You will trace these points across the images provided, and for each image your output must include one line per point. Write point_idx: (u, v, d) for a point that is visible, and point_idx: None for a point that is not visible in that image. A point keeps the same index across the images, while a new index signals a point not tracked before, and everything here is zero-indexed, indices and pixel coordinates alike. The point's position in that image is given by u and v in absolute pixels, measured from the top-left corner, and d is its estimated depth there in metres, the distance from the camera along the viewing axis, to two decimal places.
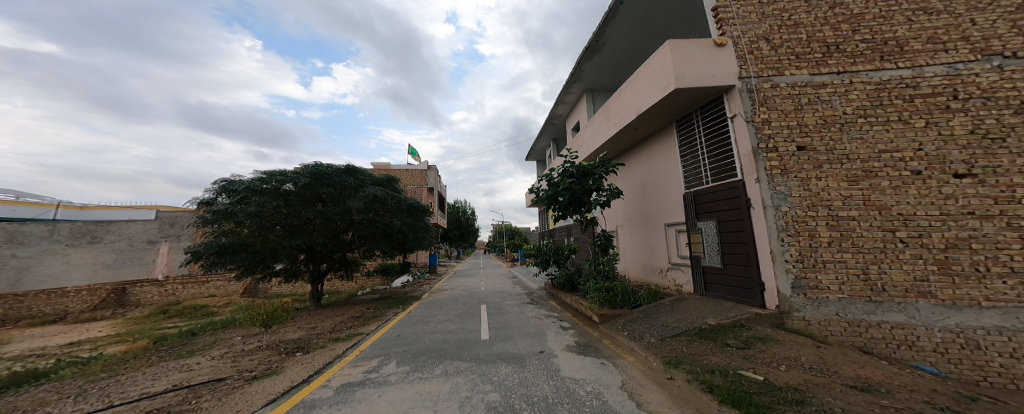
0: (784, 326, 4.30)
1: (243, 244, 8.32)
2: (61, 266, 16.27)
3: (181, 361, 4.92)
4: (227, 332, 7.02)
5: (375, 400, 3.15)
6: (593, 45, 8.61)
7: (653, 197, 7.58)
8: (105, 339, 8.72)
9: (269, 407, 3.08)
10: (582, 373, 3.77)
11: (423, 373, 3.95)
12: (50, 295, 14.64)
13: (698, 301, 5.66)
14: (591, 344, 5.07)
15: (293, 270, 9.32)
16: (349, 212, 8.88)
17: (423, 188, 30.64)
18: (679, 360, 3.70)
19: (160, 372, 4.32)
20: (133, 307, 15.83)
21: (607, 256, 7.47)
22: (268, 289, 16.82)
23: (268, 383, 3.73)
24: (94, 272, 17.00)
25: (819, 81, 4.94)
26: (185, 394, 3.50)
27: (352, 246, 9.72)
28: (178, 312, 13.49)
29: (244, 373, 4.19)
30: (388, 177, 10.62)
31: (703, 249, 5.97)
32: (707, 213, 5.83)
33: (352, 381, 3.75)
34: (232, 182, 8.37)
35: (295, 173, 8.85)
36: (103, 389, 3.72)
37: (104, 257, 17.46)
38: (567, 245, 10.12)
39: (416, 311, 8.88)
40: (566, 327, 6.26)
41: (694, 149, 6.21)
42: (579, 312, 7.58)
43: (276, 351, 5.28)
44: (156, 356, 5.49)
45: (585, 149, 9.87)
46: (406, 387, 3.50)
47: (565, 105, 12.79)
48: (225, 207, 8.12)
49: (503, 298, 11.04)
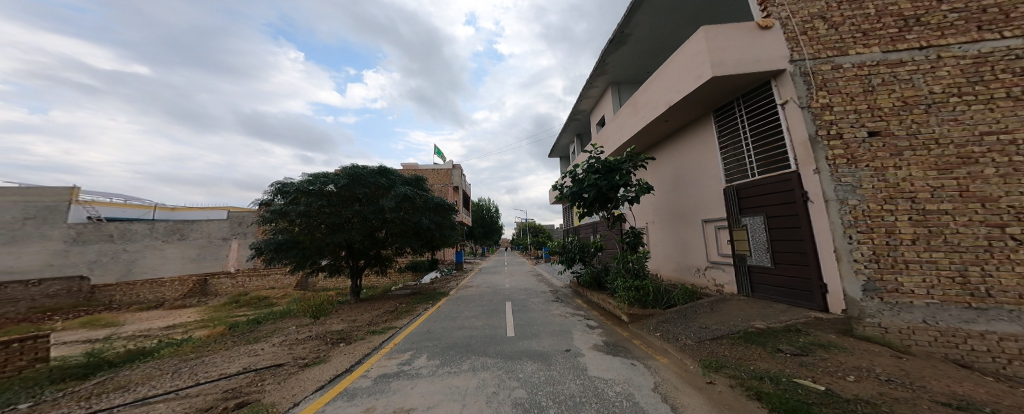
0: (853, 333, 3.84)
1: (295, 241, 8.96)
2: (158, 259, 19.17)
3: (250, 346, 5.37)
4: (285, 321, 7.61)
5: (409, 392, 3.25)
6: (617, 37, 8.36)
7: (687, 193, 7.29)
8: (190, 324, 9.92)
9: (317, 394, 3.26)
10: (610, 372, 3.69)
11: (452, 367, 4.04)
12: (152, 283, 16.96)
13: (743, 303, 5.34)
14: (620, 343, 4.97)
15: (336, 266, 9.94)
16: (383, 210, 9.21)
17: (449, 186, 31.47)
18: (719, 363, 3.51)
19: (234, 355, 4.76)
20: (214, 296, 17.48)
21: (636, 254, 7.15)
22: (314, 284, 18.00)
23: (317, 371, 3.97)
24: (182, 265, 19.60)
25: (896, 58, 4.42)
26: (253, 376, 3.83)
27: (386, 244, 10.10)
28: (245, 301, 14.81)
29: (298, 360, 4.49)
30: (416, 177, 10.88)
31: (749, 247, 5.62)
32: (754, 208, 5.47)
33: (388, 372, 3.89)
34: (286, 184, 8.93)
35: (335, 174, 9.33)
36: (192, 368, 4.15)
37: (190, 252, 19.95)
38: (592, 242, 9.86)
39: (445, 306, 9.08)
40: (592, 326, 6.16)
41: (736, 140, 5.86)
42: (608, 310, 7.43)
43: (323, 340, 5.64)
44: (231, 340, 6.05)
45: (610, 144, 9.64)
46: (436, 380, 3.59)
47: (589, 100, 12.57)
48: (278, 208, 8.67)
49: (531, 295, 11.06)
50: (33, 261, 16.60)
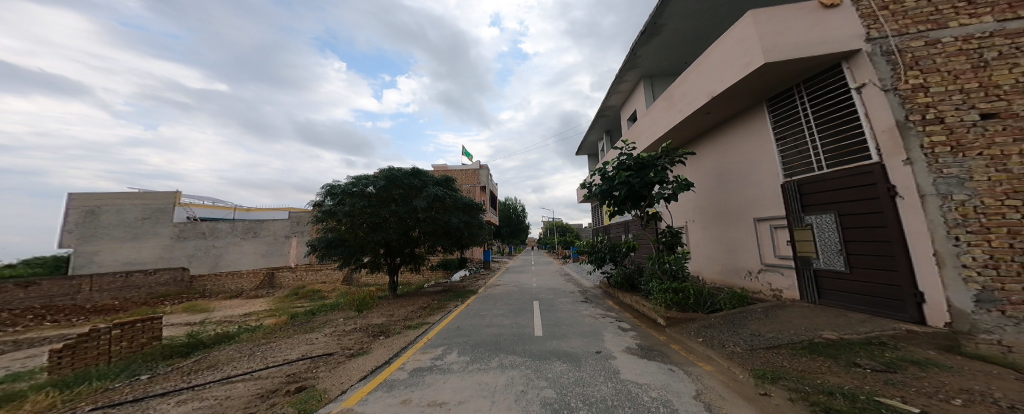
0: (961, 351, 3.31)
1: (342, 239, 9.63)
2: (238, 254, 22.18)
3: (304, 335, 5.80)
4: (334, 313, 8.15)
5: (441, 386, 3.33)
6: (649, 29, 8.02)
7: (736, 190, 6.79)
8: (261, 313, 11.23)
9: (362, 383, 3.47)
10: (644, 377, 3.52)
11: (482, 364, 4.07)
12: (233, 275, 19.72)
13: (808, 311, 4.86)
14: (656, 347, 4.75)
15: (376, 264, 10.27)
16: (416, 211, 9.63)
17: (478, 186, 31.96)
18: (775, 375, 3.23)
19: (296, 342, 5.29)
20: (278, 288, 19.42)
21: (674, 255, 6.78)
22: (357, 279, 19.20)
23: (362, 361, 4.20)
24: (255, 259, 22.39)
25: (1016, 27, 3.78)
26: (309, 363, 4.31)
27: (419, 242, 10.42)
28: (303, 293, 16.12)
29: (346, 350, 4.80)
30: (446, 177, 11.19)
31: (816, 248, 5.10)
32: (823, 205, 4.94)
33: (422, 366, 4.01)
34: (334, 186, 9.59)
35: (374, 176, 9.81)
36: (265, 352, 4.99)
37: (260, 248, 22.69)
38: (625, 242, 9.48)
39: (473, 304, 9.22)
40: (625, 328, 5.97)
41: (798, 131, 5.35)
42: (642, 313, 7.16)
43: (365, 333, 5.95)
44: (293, 328, 6.69)
45: (643, 140, 9.28)
46: (467, 376, 3.64)
47: (619, 95, 12.18)
48: (328, 209, 9.34)
49: (559, 295, 10.92)
50: (151, 253, 21.01)
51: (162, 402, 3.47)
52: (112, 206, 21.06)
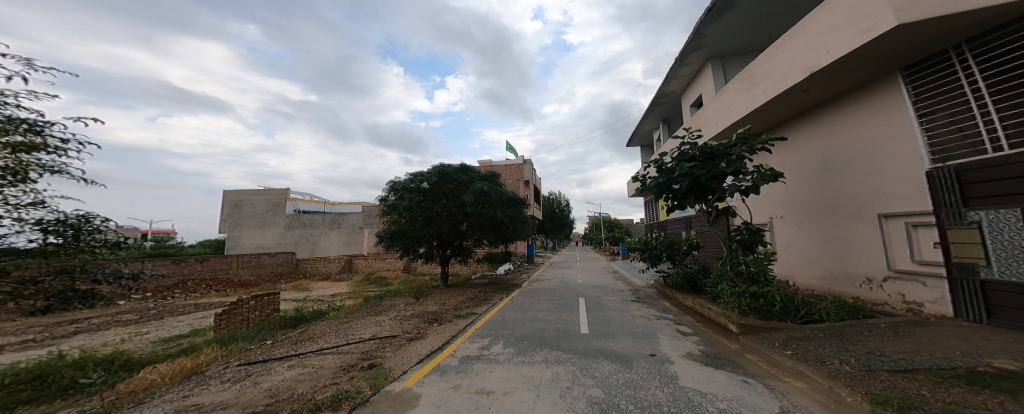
0: None
1: (403, 231, 10.38)
2: (331, 240, 27.42)
3: (377, 317, 6.75)
4: (395, 299, 8.92)
5: (488, 376, 3.48)
6: (719, 4, 7.16)
7: (851, 180, 5.69)
8: (342, 296, 12.86)
9: (420, 365, 3.90)
10: (710, 386, 3.18)
11: (528, 357, 4.07)
12: (321, 260, 23.41)
13: (956, 332, 3.90)
14: (724, 356, 4.29)
15: (429, 254, 10.91)
16: (463, 205, 9.99)
17: (522, 181, 32.09)
18: (902, 402, 2.67)
19: (373, 323, 6.23)
20: (354, 272, 22.30)
21: (753, 255, 5.96)
22: (413, 268, 20.85)
23: (418, 344, 4.66)
24: (341, 247, 27.25)
25: None
26: (378, 342, 5.01)
27: (466, 235, 10.74)
28: (373, 278, 18.22)
29: (406, 333, 5.41)
30: (491, 173, 11.47)
31: (986, 254, 3.98)
32: (1000, 198, 3.81)
33: (471, 355, 4.15)
34: (396, 182, 10.33)
35: (428, 173, 10.33)
36: (349, 329, 6.04)
37: (343, 238, 27.31)
38: (689, 239, 8.67)
39: (519, 297, 9.31)
40: (685, 332, 5.55)
41: (959, 103, 4.20)
42: (708, 318, 6.54)
43: (421, 319, 6.35)
44: (366, 311, 7.68)
45: (713, 126, 8.38)
46: (512, 368, 3.70)
47: (680, 79, 11.16)
48: (391, 203, 10.12)
49: (608, 293, 10.53)
50: (271, 239, 27.51)
51: (280, 365, 4.46)
52: (249, 200, 28.42)
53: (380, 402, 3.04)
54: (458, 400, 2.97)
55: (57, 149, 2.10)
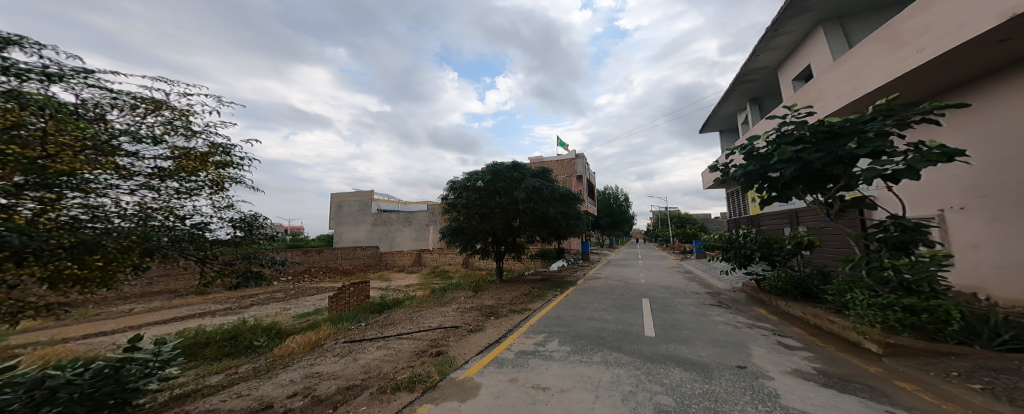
0: None
1: (460, 228, 10.70)
2: (406, 236, 30.04)
3: (445, 307, 7.38)
4: (456, 292, 9.42)
5: (544, 371, 3.88)
6: None
7: None
8: (413, 287, 14.05)
9: (477, 358, 4.48)
10: (829, 411, 2.66)
11: (583, 356, 4.39)
12: (394, 254, 25.93)
13: None
14: (851, 378, 3.52)
15: (485, 250, 11.25)
16: (516, 202, 10.02)
17: (575, 176, 31.05)
18: None
19: (439, 313, 6.80)
20: (421, 266, 24.23)
21: (913, 258, 4.74)
22: (472, 263, 21.77)
23: (478, 337, 5.35)
24: (411, 242, 29.73)
25: None
26: (444, 332, 5.62)
27: (519, 232, 10.76)
28: (437, 272, 19.56)
29: (466, 325, 6.04)
30: (543, 169, 11.42)
31: None
32: None
33: (526, 350, 4.71)
34: (454, 181, 10.83)
35: (482, 172, 10.61)
36: (420, 317, 6.58)
37: (412, 234, 29.82)
38: (805, 237, 7.25)
39: (574, 295, 9.07)
40: (790, 346, 4.73)
41: None
42: (828, 332, 5.43)
43: (480, 312, 6.95)
44: (433, 301, 8.33)
45: (836, 101, 6.99)
46: (568, 366, 4.05)
47: (775, 50, 9.66)
48: (451, 201, 10.61)
49: (678, 294, 9.64)
50: (361, 235, 31.22)
51: (370, 345, 5.12)
52: (347, 201, 32.71)
53: (446, 387, 3.56)
54: (515, 393, 3.30)
55: (237, 166, 3.63)
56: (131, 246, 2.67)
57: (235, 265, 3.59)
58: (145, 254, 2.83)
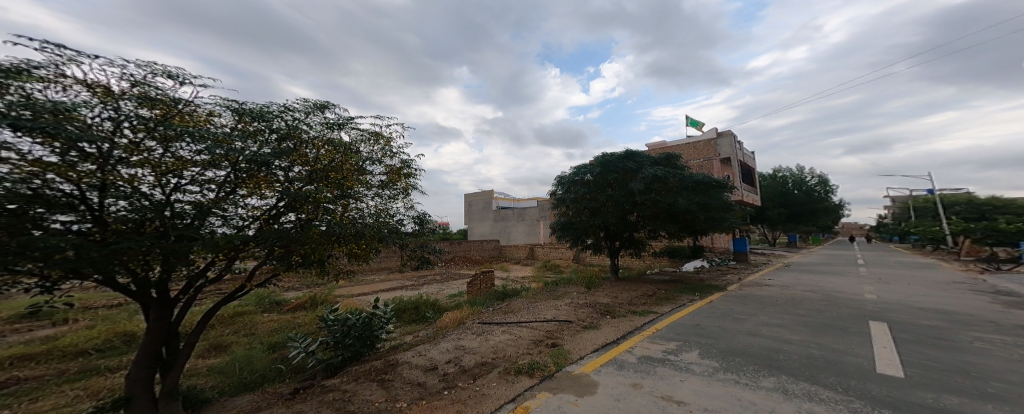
0: None
1: (570, 222, 9.84)
2: (521, 230, 31.66)
3: (565, 300, 7.04)
4: (567, 287, 8.89)
5: (678, 384, 2.90)
6: None
7: None
8: (528, 280, 14.31)
9: (594, 355, 3.85)
10: None
11: (744, 378, 3.03)
12: (512, 247, 27.84)
13: None
14: None
15: (597, 246, 10.12)
16: (632, 194, 8.61)
17: (715, 159, 23.88)
18: None
19: (553, 306, 6.49)
20: (535, 259, 24.98)
21: None
22: (582, 258, 20.74)
23: (592, 335, 4.67)
24: (527, 236, 31.15)
25: None
26: (559, 325, 5.23)
27: (637, 227, 9.30)
28: (549, 265, 19.53)
29: (581, 320, 5.49)
30: (668, 154, 9.62)
31: None
32: None
33: (652, 356, 3.75)
34: (562, 176, 10.16)
35: (589, 165, 9.63)
36: (538, 308, 6.40)
37: (526, 228, 31.21)
38: None
39: (720, 302, 7.06)
40: None
41: None
42: None
43: (594, 309, 6.22)
44: (551, 293, 8.11)
45: None
46: (714, 383, 2.90)
47: None
48: (559, 196, 9.80)
49: (943, 321, 5.80)
50: (486, 229, 34.91)
51: (496, 329, 5.17)
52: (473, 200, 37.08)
53: (563, 379, 3.11)
54: (639, 400, 2.56)
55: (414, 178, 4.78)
56: (375, 235, 3.95)
57: (416, 252, 4.84)
58: (379, 241, 4.12)
